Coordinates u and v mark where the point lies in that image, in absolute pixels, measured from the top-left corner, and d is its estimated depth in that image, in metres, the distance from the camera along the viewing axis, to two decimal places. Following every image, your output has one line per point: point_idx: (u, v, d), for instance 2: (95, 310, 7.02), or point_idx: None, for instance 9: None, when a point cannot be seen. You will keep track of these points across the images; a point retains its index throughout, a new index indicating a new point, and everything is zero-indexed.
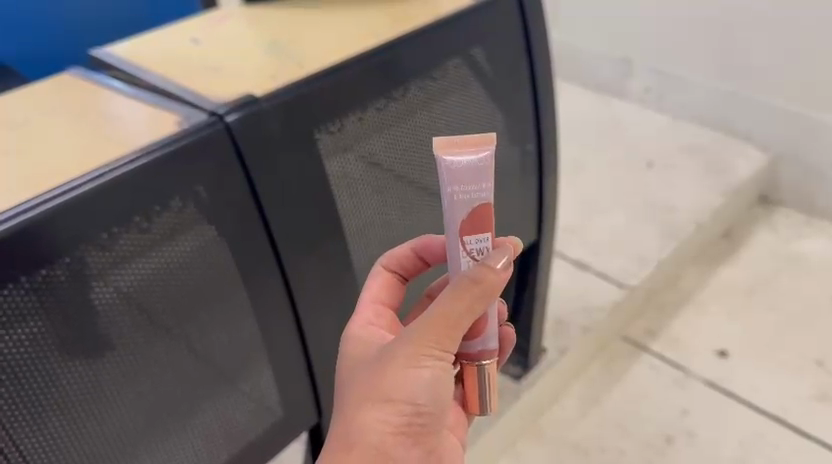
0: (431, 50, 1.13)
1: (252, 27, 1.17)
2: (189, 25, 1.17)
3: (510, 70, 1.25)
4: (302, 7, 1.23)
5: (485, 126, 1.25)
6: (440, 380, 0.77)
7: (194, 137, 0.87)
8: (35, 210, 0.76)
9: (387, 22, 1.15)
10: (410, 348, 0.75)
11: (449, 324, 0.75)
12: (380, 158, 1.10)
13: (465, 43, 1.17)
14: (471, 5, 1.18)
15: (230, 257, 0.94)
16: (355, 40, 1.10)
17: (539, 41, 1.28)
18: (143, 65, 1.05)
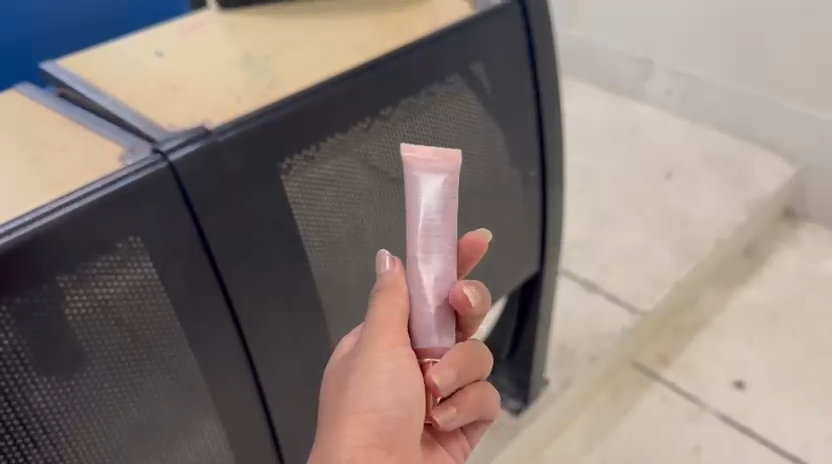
0: (422, 69, 1.00)
1: (226, 34, 1.04)
2: (157, 32, 1.04)
3: (513, 89, 1.12)
4: (285, 14, 1.10)
5: (485, 152, 1.13)
6: (402, 380, 0.69)
7: (135, 177, 0.74)
8: (36, 222, 0.69)
9: (377, 36, 1.03)
10: (366, 357, 0.71)
11: (394, 327, 0.70)
12: (357, 187, 0.96)
13: (463, 61, 1.05)
14: (472, 17, 1.05)
15: (177, 315, 0.80)
16: (337, 56, 0.97)
17: (545, 56, 1.14)
18: (99, 84, 0.92)
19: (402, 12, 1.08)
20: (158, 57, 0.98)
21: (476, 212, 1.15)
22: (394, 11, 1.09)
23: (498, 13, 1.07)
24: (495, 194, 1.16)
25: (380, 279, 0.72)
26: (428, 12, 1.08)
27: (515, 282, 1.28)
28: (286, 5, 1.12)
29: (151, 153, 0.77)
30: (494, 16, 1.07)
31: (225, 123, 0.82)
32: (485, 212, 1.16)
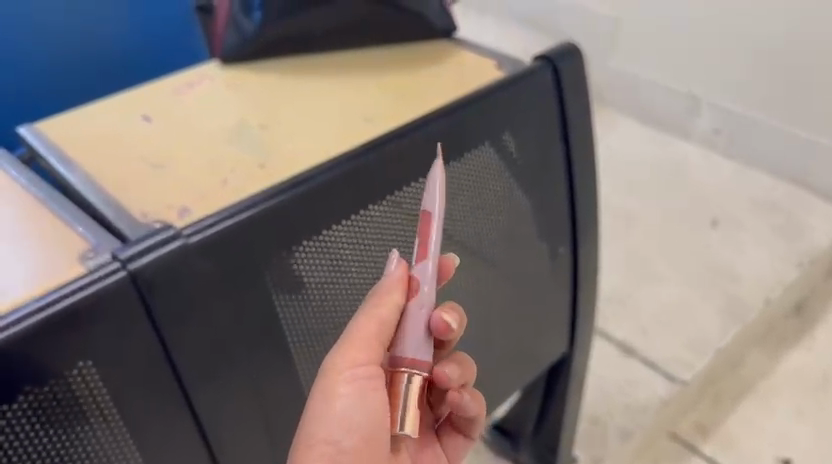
0: (441, 146, 0.86)
1: (224, 94, 0.93)
2: (148, 90, 0.94)
3: (544, 161, 0.98)
4: (294, 69, 0.99)
5: (512, 230, 0.99)
6: (358, 409, 0.65)
7: (89, 292, 0.62)
8: (25, 320, 0.59)
9: (393, 106, 0.92)
10: (329, 379, 0.65)
11: (358, 356, 0.64)
12: (352, 282, 0.82)
13: (488, 132, 0.91)
14: (502, 84, 0.91)
15: (138, 444, 0.69)
16: (344, 132, 0.87)
17: (582, 125, 0.99)
18: (72, 155, 0.82)
19: (421, 75, 0.98)
20: (145, 121, 0.87)
21: (490, 297, 1.01)
22: (411, 74, 0.99)
23: (529, 78, 0.93)
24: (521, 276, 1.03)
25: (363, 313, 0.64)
26: (449, 77, 0.97)
27: (540, 367, 1.15)
28: (296, 59, 1.01)
29: (108, 259, 0.65)
30: (527, 80, 0.92)
31: (197, 221, 0.69)
32: (499, 297, 1.02)
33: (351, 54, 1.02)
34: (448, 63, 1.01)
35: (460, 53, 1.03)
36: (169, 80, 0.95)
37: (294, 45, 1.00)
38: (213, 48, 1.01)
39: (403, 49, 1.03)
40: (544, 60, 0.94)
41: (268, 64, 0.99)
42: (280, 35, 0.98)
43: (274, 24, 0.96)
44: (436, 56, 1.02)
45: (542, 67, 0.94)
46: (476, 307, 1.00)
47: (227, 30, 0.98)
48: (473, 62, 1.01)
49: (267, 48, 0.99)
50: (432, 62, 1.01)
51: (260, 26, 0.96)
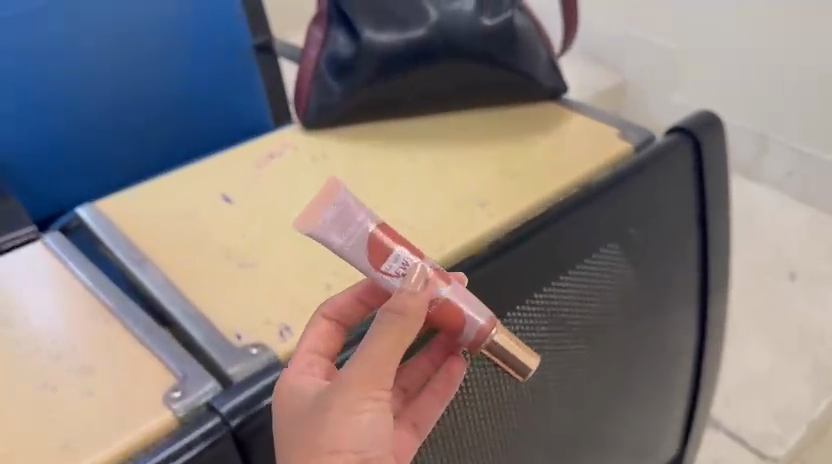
0: (576, 238, 0.72)
1: (312, 167, 0.81)
2: (223, 159, 0.81)
3: (683, 246, 0.84)
4: (388, 135, 0.86)
5: (652, 325, 0.85)
6: (382, 426, 0.46)
7: (186, 459, 0.50)
8: None
9: (511, 181, 0.78)
10: (343, 395, 0.45)
11: (382, 370, 0.46)
12: (474, 409, 0.70)
13: (624, 221, 0.76)
14: (642, 162, 0.77)
15: None
16: (460, 220, 0.73)
17: (719, 204, 0.85)
18: (140, 243, 0.69)
19: (535, 145, 0.84)
20: (224, 201, 0.75)
21: (615, 409, 0.86)
22: (524, 144, 0.84)
23: (672, 153, 0.79)
24: (653, 371, 0.89)
25: (373, 330, 0.46)
26: (572, 148, 0.83)
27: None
28: (388, 122, 0.88)
29: (207, 407, 0.53)
30: (667, 160, 0.78)
31: None
32: (622, 408, 0.88)
33: (451, 118, 0.89)
34: (564, 129, 0.86)
35: (575, 118, 0.88)
36: (252, 148, 0.83)
37: (389, 107, 0.87)
38: (295, 107, 0.88)
39: (509, 113, 0.89)
40: (682, 133, 0.80)
41: (359, 128, 0.87)
42: (373, 97, 0.85)
43: (367, 83, 0.83)
44: (548, 121, 0.88)
45: (681, 141, 0.79)
46: (600, 422, 0.85)
47: (312, 88, 0.85)
48: (595, 128, 0.86)
49: (357, 109, 0.86)
50: (546, 127, 0.87)
51: (350, 87, 0.84)
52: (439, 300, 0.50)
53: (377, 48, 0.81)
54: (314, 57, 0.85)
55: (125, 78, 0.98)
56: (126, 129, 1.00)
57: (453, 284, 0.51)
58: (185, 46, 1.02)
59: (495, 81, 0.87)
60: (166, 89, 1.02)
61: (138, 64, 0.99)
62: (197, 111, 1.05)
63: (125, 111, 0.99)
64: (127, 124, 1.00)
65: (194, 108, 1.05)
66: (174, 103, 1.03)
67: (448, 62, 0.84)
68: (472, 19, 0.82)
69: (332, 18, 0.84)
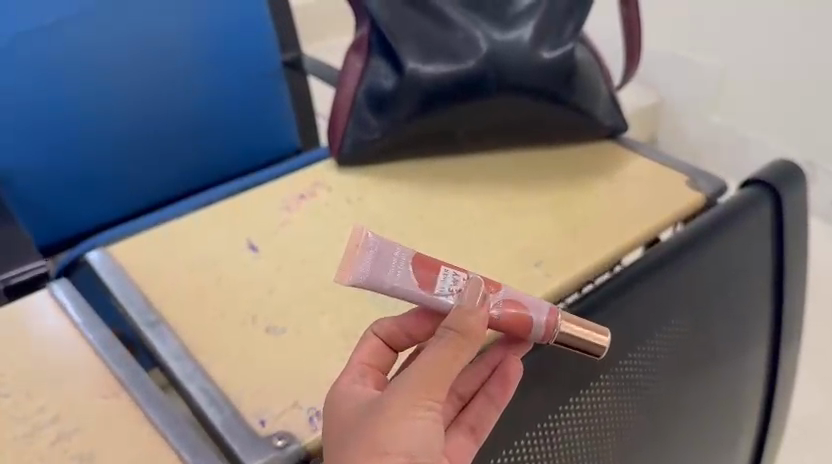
0: (644, 309, 0.64)
1: (348, 211, 0.73)
2: (251, 199, 0.74)
3: (756, 312, 0.75)
4: (432, 175, 0.78)
5: (724, 402, 0.75)
6: (434, 435, 0.41)
7: None
8: None
9: (567, 234, 0.70)
10: (397, 393, 0.40)
11: (441, 375, 0.41)
12: None
13: (702, 285, 0.68)
14: (715, 221, 0.69)
15: None
16: (513, 281, 0.65)
17: (797, 264, 0.76)
18: (156, 299, 0.62)
19: (593, 190, 0.76)
20: (250, 249, 0.67)
21: None
22: (579, 188, 0.76)
23: (748, 210, 0.70)
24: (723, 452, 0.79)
25: (435, 341, 0.42)
26: (633, 197, 0.74)
27: None
28: (429, 160, 0.80)
29: None
30: (748, 217, 0.70)
31: None
32: None
33: (499, 157, 0.80)
34: (625, 173, 0.78)
35: (635, 160, 0.80)
36: (281, 188, 0.76)
37: (433, 143, 0.79)
38: (328, 141, 0.81)
39: (562, 153, 0.80)
40: (765, 187, 0.71)
41: (399, 169, 0.79)
42: (415, 133, 0.77)
43: (409, 119, 0.76)
44: (607, 162, 0.79)
45: (762, 197, 0.71)
46: None
47: (349, 123, 0.78)
48: (660, 173, 0.77)
49: (397, 146, 0.78)
50: (604, 170, 0.78)
51: (391, 123, 0.76)
52: (499, 306, 0.46)
53: (422, 82, 0.73)
54: (352, 89, 0.78)
55: (143, 100, 0.94)
56: (142, 154, 0.95)
57: (506, 289, 0.47)
58: (205, 65, 0.97)
59: (551, 120, 0.78)
60: (186, 111, 0.97)
61: (156, 86, 0.94)
62: (216, 132, 1.00)
63: (142, 136, 0.95)
64: (143, 149, 0.95)
65: (214, 129, 1.00)
66: (193, 125, 0.98)
67: (498, 99, 0.75)
68: (529, 51, 0.73)
69: (374, 46, 0.76)
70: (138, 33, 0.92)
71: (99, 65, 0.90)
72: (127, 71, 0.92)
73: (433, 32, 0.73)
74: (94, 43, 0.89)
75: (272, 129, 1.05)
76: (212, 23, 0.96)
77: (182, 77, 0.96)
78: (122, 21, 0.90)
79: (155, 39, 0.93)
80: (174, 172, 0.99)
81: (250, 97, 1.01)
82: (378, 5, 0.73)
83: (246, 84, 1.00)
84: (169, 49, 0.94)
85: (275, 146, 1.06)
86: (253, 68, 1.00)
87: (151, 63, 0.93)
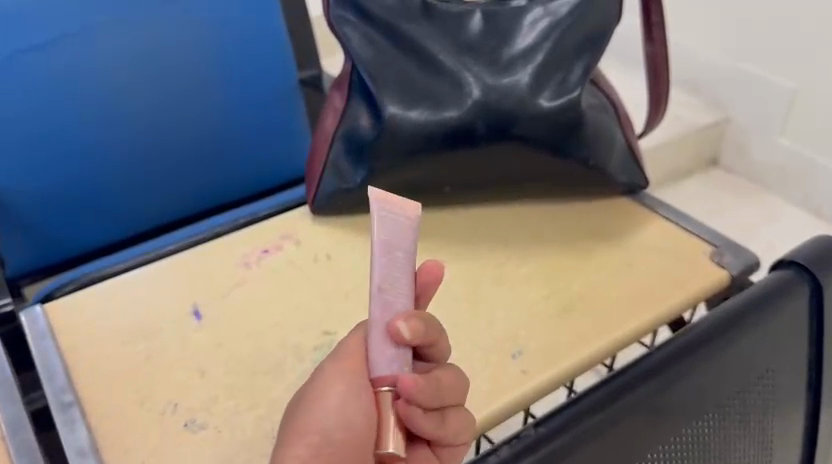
0: (652, 418, 0.48)
1: (311, 271, 0.64)
2: (209, 251, 0.67)
3: (788, 416, 0.59)
4: (413, 229, 0.68)
5: None
6: (347, 417, 0.38)
7: None
8: None
9: (561, 311, 0.59)
10: (324, 371, 0.39)
11: (349, 360, 0.38)
12: None
13: (724, 390, 0.52)
14: (752, 303, 0.53)
15: None
16: (484, 377, 0.54)
17: None
18: (76, 373, 0.55)
19: (597, 257, 0.64)
20: (193, 317, 0.60)
21: None
22: (581, 255, 0.65)
23: (793, 290, 0.55)
24: None
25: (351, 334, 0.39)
26: (645, 272, 0.62)
27: None
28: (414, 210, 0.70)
29: None
30: (784, 305, 0.55)
31: None
32: None
33: (495, 209, 0.70)
34: (637, 238, 0.66)
35: (653, 224, 0.68)
36: (246, 239, 0.68)
37: (419, 193, 0.69)
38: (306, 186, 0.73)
39: (570, 207, 0.70)
40: (802, 270, 0.56)
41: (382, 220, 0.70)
42: (398, 183, 0.68)
43: (390, 168, 0.66)
44: (620, 223, 0.68)
45: (797, 281, 0.55)
46: None
47: (325, 170, 0.69)
48: (680, 240, 0.66)
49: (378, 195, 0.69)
50: (613, 234, 0.67)
51: (369, 172, 0.67)
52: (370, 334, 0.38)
53: (403, 128, 0.64)
54: (330, 132, 0.69)
55: (151, 120, 0.88)
56: (149, 176, 0.90)
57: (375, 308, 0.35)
58: (217, 84, 0.91)
59: (558, 173, 0.68)
60: (197, 132, 0.91)
61: (165, 106, 0.89)
62: (229, 155, 0.94)
63: (149, 157, 0.89)
64: (151, 171, 0.90)
65: (227, 151, 0.94)
66: (204, 147, 0.92)
67: (491, 148, 0.65)
68: (527, 96, 0.63)
69: (355, 86, 0.67)
70: (147, 50, 0.87)
71: (105, 83, 0.85)
72: (135, 90, 0.87)
73: (417, 73, 0.64)
74: (100, 61, 0.84)
75: (288, 152, 0.98)
76: (224, 41, 0.90)
77: (193, 96, 0.90)
78: (130, 38, 0.86)
79: (164, 57, 0.88)
80: (185, 196, 0.93)
81: (264, 119, 0.95)
82: (358, 39, 0.64)
83: (258, 107, 0.94)
84: (179, 68, 0.89)
85: (291, 169, 0.99)
86: (267, 89, 0.94)
87: (160, 82, 0.88)
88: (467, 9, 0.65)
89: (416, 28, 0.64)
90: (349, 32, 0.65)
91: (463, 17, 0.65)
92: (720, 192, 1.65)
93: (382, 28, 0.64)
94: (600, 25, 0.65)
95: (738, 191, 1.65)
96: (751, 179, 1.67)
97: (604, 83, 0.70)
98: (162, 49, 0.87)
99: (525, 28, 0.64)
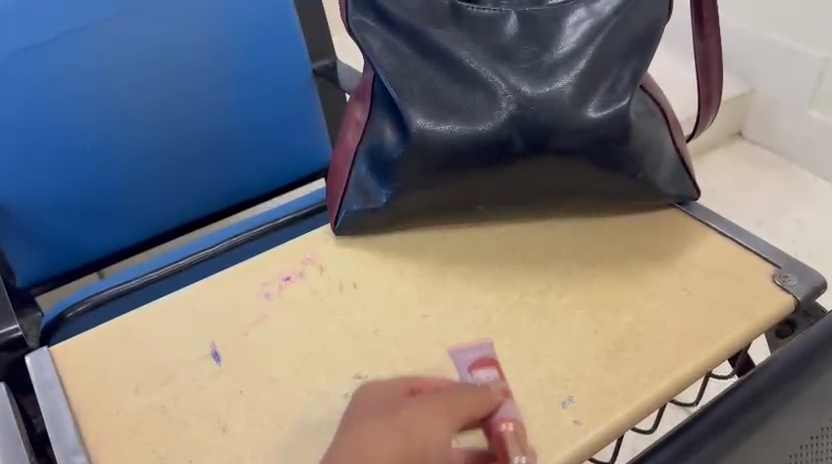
0: None
1: (337, 304, 0.59)
2: (225, 280, 0.62)
3: None
4: (446, 252, 0.63)
5: None
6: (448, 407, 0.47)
7: None
8: None
9: (611, 346, 0.54)
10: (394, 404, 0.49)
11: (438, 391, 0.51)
12: None
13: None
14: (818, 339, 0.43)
15: None
16: (533, 431, 0.49)
17: None
18: (86, 432, 0.51)
19: (647, 281, 0.59)
20: (214, 359, 0.55)
21: None
22: (629, 279, 0.59)
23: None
24: None
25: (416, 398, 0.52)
26: (700, 299, 0.57)
27: None
28: (445, 230, 0.65)
29: None
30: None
31: None
32: None
33: (533, 227, 0.65)
34: (686, 259, 0.61)
35: (706, 239, 0.62)
36: (266, 266, 0.63)
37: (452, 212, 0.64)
38: (327, 204, 0.68)
39: (613, 225, 0.65)
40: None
41: (413, 240, 0.65)
42: (426, 203, 0.63)
43: (418, 188, 0.61)
44: (672, 237, 0.63)
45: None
46: None
47: (348, 190, 0.64)
48: (737, 259, 0.60)
49: (406, 216, 0.64)
50: (663, 254, 0.61)
51: (395, 192, 0.61)
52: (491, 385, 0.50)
53: (430, 145, 0.58)
54: (352, 148, 0.63)
55: (153, 124, 0.84)
56: (154, 182, 0.86)
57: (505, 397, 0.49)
58: (222, 84, 0.87)
59: (604, 188, 0.63)
60: (202, 133, 0.87)
61: (166, 109, 0.84)
62: (235, 155, 0.90)
63: (154, 162, 0.86)
64: (156, 177, 0.86)
65: (234, 152, 0.90)
66: (210, 149, 0.88)
67: (529, 165, 0.59)
68: (571, 108, 0.57)
69: (378, 97, 0.61)
70: (146, 50, 0.82)
71: (104, 88, 0.81)
72: (135, 93, 0.83)
73: (446, 84, 0.58)
74: (98, 65, 0.80)
75: (300, 150, 0.94)
76: (227, 37, 0.85)
77: (195, 97, 0.86)
78: (128, 38, 0.81)
79: (165, 56, 0.83)
80: (192, 199, 0.90)
81: (271, 117, 0.90)
82: (380, 48, 0.59)
83: (271, 106, 0.90)
84: (181, 68, 0.84)
85: (303, 168, 0.95)
86: (274, 85, 0.89)
87: (162, 84, 0.84)
88: (501, 11, 0.58)
89: (443, 33, 0.58)
90: (370, 41, 0.59)
91: (497, 20, 0.58)
92: (748, 166, 1.58)
93: (407, 35, 0.58)
94: (650, 24, 0.59)
95: (767, 166, 1.57)
96: (780, 153, 1.59)
97: (652, 87, 0.64)
98: (162, 48, 0.83)
99: (566, 31, 0.58)
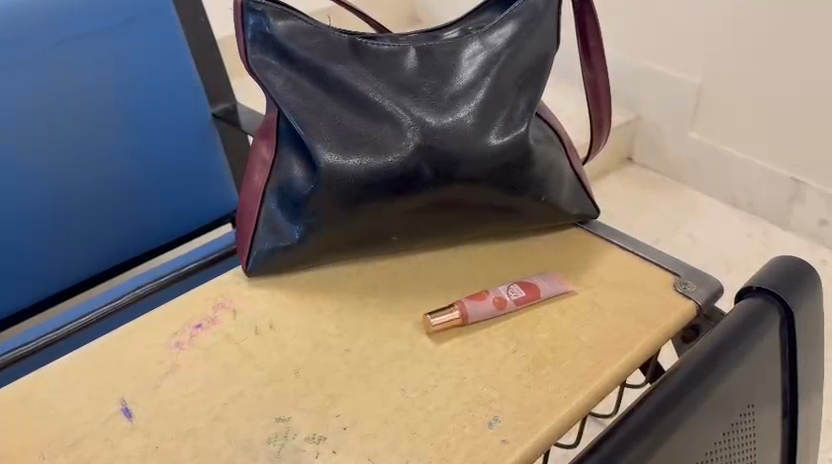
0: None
1: (252, 346, 0.58)
2: (133, 332, 0.59)
3: (753, 441, 0.53)
4: (362, 286, 0.63)
5: None
6: None
7: None
8: None
9: (528, 364, 0.55)
10: None
11: None
12: None
13: (697, 458, 0.45)
14: (733, 340, 0.48)
15: None
16: (463, 454, 0.49)
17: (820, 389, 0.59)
18: None
19: (559, 298, 0.61)
20: (123, 415, 0.53)
21: None
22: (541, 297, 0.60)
23: (759, 316, 0.50)
24: None
25: None
26: (610, 312, 0.59)
27: None
28: (358, 264, 0.65)
29: None
30: (753, 344, 0.49)
31: None
32: None
33: (447, 254, 0.66)
34: (593, 274, 0.63)
35: (608, 255, 0.65)
36: (180, 310, 0.61)
37: (365, 246, 0.64)
38: (237, 245, 0.66)
39: (519, 247, 0.66)
40: (774, 295, 0.52)
41: (326, 277, 0.64)
42: (337, 239, 0.62)
43: (328, 223, 0.61)
44: (579, 254, 0.65)
45: (769, 309, 0.51)
46: None
47: (259, 228, 0.62)
48: (639, 271, 0.63)
49: (319, 253, 0.63)
50: (573, 270, 0.64)
51: (309, 228, 0.61)
52: (495, 294, 0.60)
53: (340, 177, 0.58)
54: (260, 186, 0.62)
55: (100, 152, 0.83)
56: (104, 210, 0.85)
57: (486, 299, 0.59)
58: (159, 118, 0.86)
59: (515, 210, 0.64)
60: (142, 163, 0.86)
61: (113, 135, 0.83)
62: (169, 189, 0.89)
63: (93, 197, 0.84)
64: (97, 212, 0.84)
65: (169, 185, 0.89)
66: (147, 183, 0.87)
67: (438, 193, 0.60)
68: (475, 135, 0.59)
69: (283, 134, 0.60)
70: (86, 83, 0.80)
71: (45, 120, 0.78)
72: (74, 126, 0.80)
73: (351, 118, 0.59)
74: (39, 98, 0.77)
75: (216, 192, 0.93)
76: (167, 68, 0.85)
77: (139, 125, 0.85)
78: (69, 70, 0.79)
79: (103, 90, 0.82)
80: (140, 225, 0.88)
81: (198, 153, 0.90)
82: (283, 85, 0.58)
83: (198, 143, 0.90)
84: (119, 101, 0.83)
85: (216, 210, 0.95)
86: (198, 124, 0.89)
87: (99, 118, 0.82)
88: (400, 46, 0.60)
89: (346, 69, 0.59)
90: (273, 78, 0.58)
91: (396, 54, 0.60)
92: (639, 187, 1.67)
93: (309, 71, 0.58)
94: (551, 46, 0.63)
95: (656, 187, 1.67)
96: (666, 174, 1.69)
97: (546, 112, 0.67)
98: (101, 81, 0.81)
99: (464, 63, 0.60)
